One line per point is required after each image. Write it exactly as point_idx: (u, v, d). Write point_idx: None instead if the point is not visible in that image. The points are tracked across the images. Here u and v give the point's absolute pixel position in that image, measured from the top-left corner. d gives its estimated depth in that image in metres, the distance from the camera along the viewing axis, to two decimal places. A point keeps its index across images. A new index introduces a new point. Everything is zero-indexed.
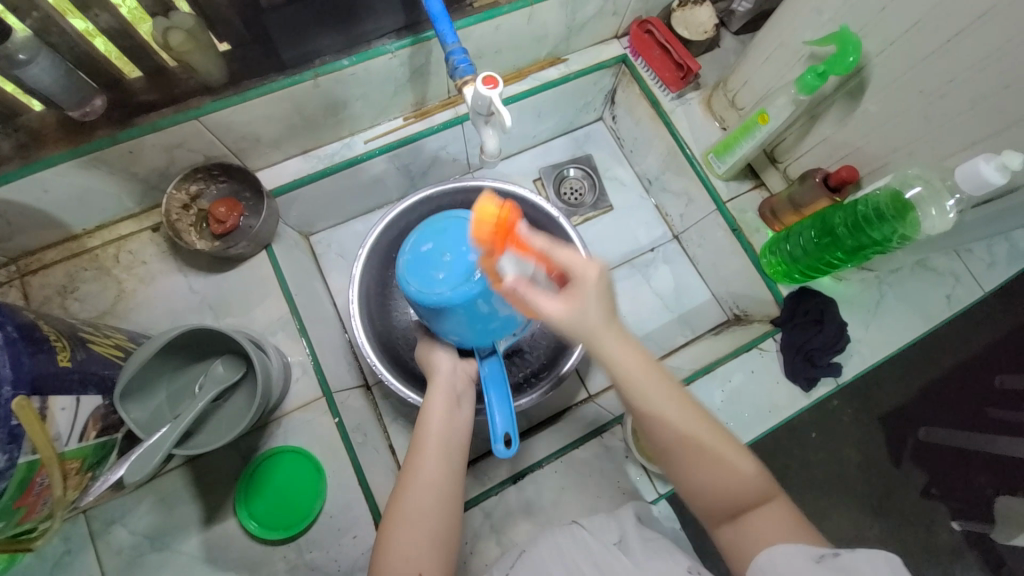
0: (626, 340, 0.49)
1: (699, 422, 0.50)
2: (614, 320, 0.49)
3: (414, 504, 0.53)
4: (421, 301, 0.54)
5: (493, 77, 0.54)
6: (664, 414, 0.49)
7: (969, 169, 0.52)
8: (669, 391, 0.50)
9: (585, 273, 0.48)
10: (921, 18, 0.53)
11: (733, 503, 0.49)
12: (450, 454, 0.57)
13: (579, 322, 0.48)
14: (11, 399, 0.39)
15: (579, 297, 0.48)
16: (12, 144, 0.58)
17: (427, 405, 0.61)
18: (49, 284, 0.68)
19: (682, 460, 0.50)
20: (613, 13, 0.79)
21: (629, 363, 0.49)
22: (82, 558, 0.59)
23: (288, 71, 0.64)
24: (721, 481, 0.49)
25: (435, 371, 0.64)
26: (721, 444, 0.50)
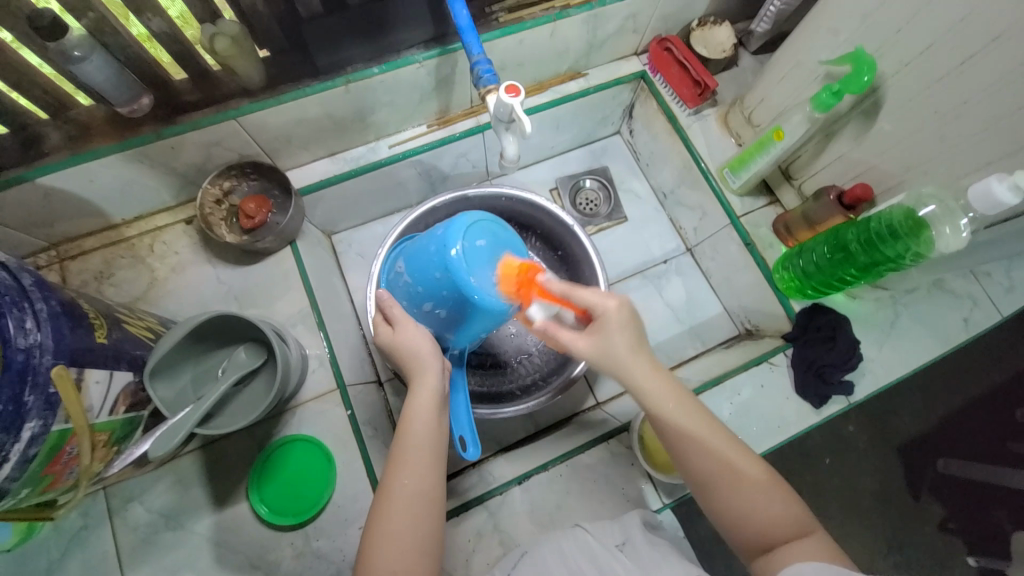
0: (653, 365, 0.53)
1: (731, 447, 0.51)
2: (639, 351, 0.53)
3: (398, 516, 0.50)
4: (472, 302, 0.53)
5: (516, 86, 0.56)
6: (698, 442, 0.51)
7: (982, 188, 0.52)
8: (701, 419, 0.52)
9: (607, 309, 0.53)
10: (936, 40, 0.54)
11: (768, 532, 0.48)
12: (435, 460, 0.55)
13: (608, 355, 0.53)
14: (50, 367, 0.42)
15: (602, 333, 0.53)
16: (63, 135, 0.62)
17: (410, 406, 0.57)
18: (87, 269, 0.72)
19: (716, 491, 0.50)
20: (633, 31, 0.82)
21: (658, 393, 0.52)
22: (99, 533, 0.61)
23: (322, 77, 0.68)
24: (756, 512, 0.49)
25: (421, 369, 0.59)
26: (751, 471, 0.50)
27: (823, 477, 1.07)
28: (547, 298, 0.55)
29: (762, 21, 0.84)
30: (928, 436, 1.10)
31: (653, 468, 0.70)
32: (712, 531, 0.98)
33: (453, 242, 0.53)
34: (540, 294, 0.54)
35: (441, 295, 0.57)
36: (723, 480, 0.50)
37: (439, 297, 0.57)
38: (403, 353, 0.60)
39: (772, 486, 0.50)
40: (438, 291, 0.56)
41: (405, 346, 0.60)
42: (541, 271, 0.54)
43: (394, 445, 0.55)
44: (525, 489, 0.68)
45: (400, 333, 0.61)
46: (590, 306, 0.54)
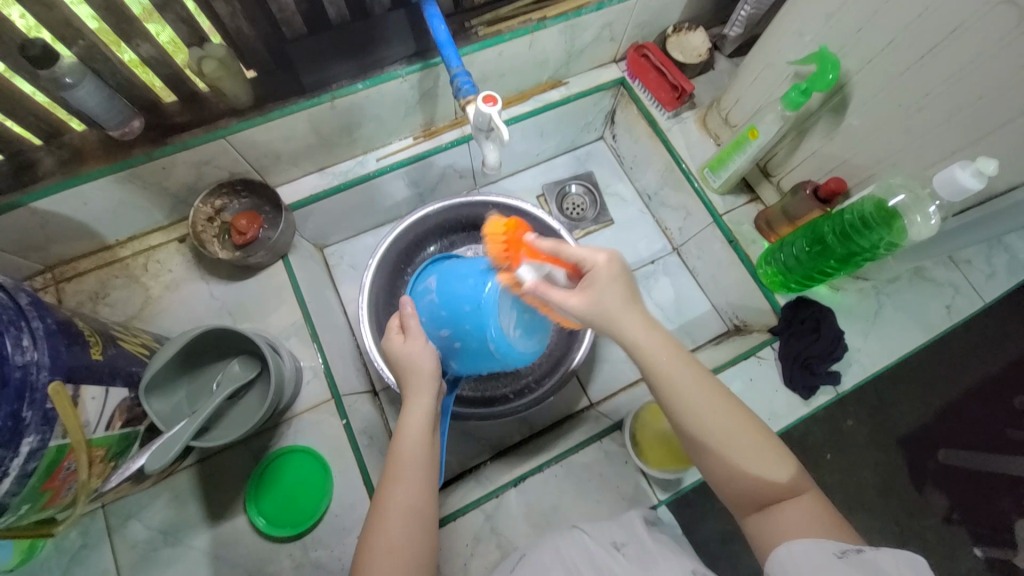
0: (647, 321, 0.52)
1: (725, 407, 0.51)
2: (633, 303, 0.52)
3: (393, 532, 0.50)
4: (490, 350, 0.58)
5: (493, 96, 0.58)
6: (692, 401, 0.50)
7: (946, 176, 0.54)
8: (698, 379, 0.51)
9: (597, 263, 0.52)
10: (895, 37, 0.57)
11: (761, 492, 0.49)
12: (429, 475, 0.55)
13: (603, 312, 0.51)
14: (48, 384, 0.43)
15: (595, 288, 0.51)
16: (56, 160, 0.64)
17: (403, 422, 0.57)
18: (82, 290, 0.73)
19: (711, 451, 0.50)
20: (610, 39, 0.84)
21: (654, 349, 0.50)
22: (98, 551, 0.62)
23: (308, 95, 0.70)
24: (748, 474, 0.49)
25: (413, 385, 0.59)
26: (748, 430, 0.50)
27: (825, 473, 1.06)
28: (537, 256, 0.55)
29: (735, 25, 0.87)
30: (927, 426, 1.10)
31: (647, 465, 0.70)
32: (715, 530, 0.98)
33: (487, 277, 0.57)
34: (529, 254, 0.56)
35: (461, 328, 0.59)
36: (718, 442, 0.50)
37: (458, 330, 0.60)
38: (401, 365, 0.60)
39: (766, 446, 0.50)
40: (461, 324, 0.59)
41: (402, 360, 0.60)
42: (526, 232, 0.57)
43: (387, 461, 0.55)
44: (521, 491, 0.68)
45: (402, 347, 0.60)
46: (581, 261, 0.53)
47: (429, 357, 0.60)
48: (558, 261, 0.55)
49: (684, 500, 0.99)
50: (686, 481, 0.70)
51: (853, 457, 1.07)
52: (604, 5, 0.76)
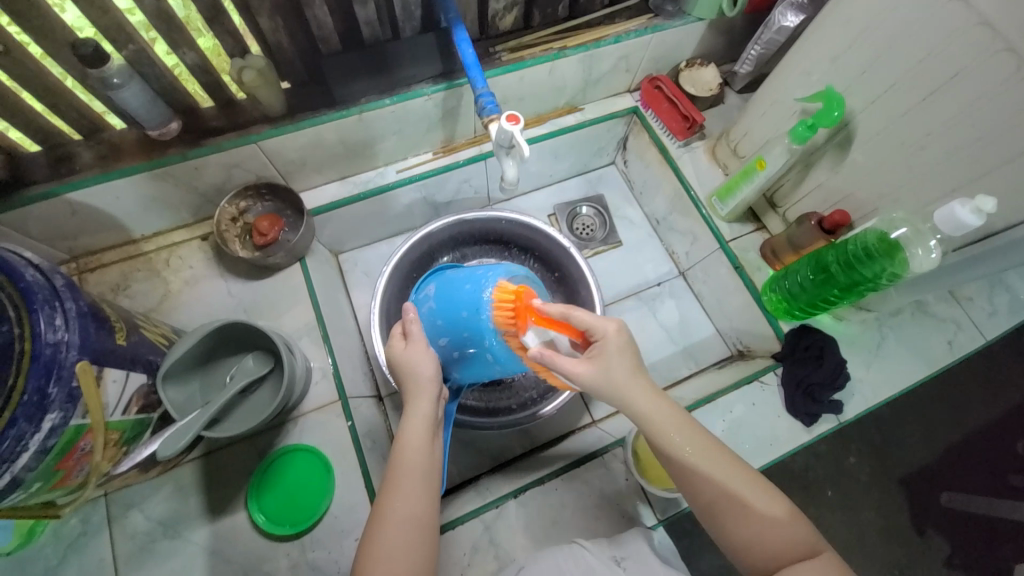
0: (652, 390, 0.53)
1: (730, 469, 0.51)
2: (638, 372, 0.53)
3: (393, 540, 0.50)
4: (487, 355, 0.59)
5: (516, 115, 0.61)
6: (698, 467, 0.51)
7: (946, 212, 0.56)
8: (707, 449, 0.52)
9: (606, 332, 0.53)
10: (898, 79, 0.60)
11: (774, 554, 0.48)
12: (429, 482, 0.55)
13: (613, 381, 0.52)
14: (75, 362, 0.44)
15: (602, 358, 0.52)
16: (94, 154, 0.67)
17: (403, 430, 0.57)
18: (105, 281, 0.75)
19: (723, 516, 0.50)
20: (625, 70, 0.88)
21: (661, 422, 0.52)
22: (97, 540, 0.62)
23: (338, 106, 0.73)
24: (758, 536, 0.49)
25: (413, 391, 0.59)
26: (756, 492, 0.50)
27: (825, 511, 1.05)
28: (543, 322, 0.54)
29: (745, 63, 0.90)
30: (930, 468, 1.09)
31: (649, 483, 0.70)
32: (713, 563, 0.96)
33: (484, 285, 0.57)
34: (536, 321, 0.54)
35: (458, 335, 0.61)
36: (728, 508, 0.50)
37: (456, 336, 0.61)
38: (402, 369, 0.60)
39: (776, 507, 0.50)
40: (459, 330, 0.60)
41: (407, 364, 0.60)
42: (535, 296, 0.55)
43: (388, 470, 0.55)
44: (521, 503, 0.68)
45: (405, 352, 0.61)
46: (589, 329, 0.54)
47: (430, 362, 0.60)
48: (567, 327, 0.54)
49: (683, 530, 0.97)
50: (685, 503, 0.70)
51: (854, 495, 1.06)
52: (622, 38, 0.80)
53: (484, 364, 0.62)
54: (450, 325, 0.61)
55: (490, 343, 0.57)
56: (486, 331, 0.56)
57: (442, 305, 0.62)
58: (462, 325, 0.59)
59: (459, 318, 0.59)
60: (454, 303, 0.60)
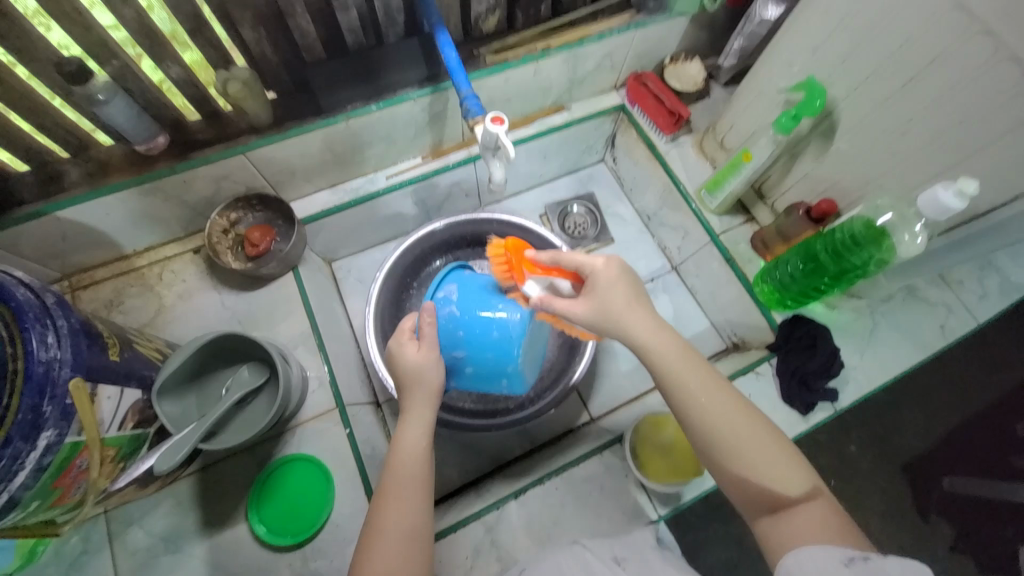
0: (654, 321, 0.52)
1: (727, 404, 0.49)
2: (636, 301, 0.53)
3: (389, 553, 0.49)
4: (501, 380, 0.66)
5: (501, 116, 0.62)
6: (697, 399, 0.49)
7: (929, 197, 0.57)
8: (716, 386, 0.50)
9: (595, 266, 0.54)
10: (878, 67, 0.61)
11: (769, 493, 0.47)
12: (426, 493, 0.54)
13: (620, 305, 0.52)
14: (68, 380, 0.44)
15: (598, 292, 0.53)
16: (82, 172, 0.67)
17: (399, 440, 0.57)
18: (98, 298, 0.75)
19: (718, 452, 0.48)
20: (610, 68, 0.89)
21: (665, 354, 0.51)
22: (99, 557, 0.62)
23: (324, 114, 0.74)
24: (755, 473, 0.47)
25: (410, 403, 0.59)
26: (753, 428, 0.48)
27: None
28: (536, 270, 0.59)
29: (729, 56, 0.91)
30: (930, 452, 1.09)
31: (647, 478, 0.70)
32: (718, 557, 0.96)
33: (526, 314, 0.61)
34: (529, 269, 0.60)
35: (479, 355, 0.63)
36: (721, 443, 0.48)
37: (477, 356, 0.64)
38: (404, 378, 0.60)
39: (781, 454, 0.48)
40: (484, 351, 0.63)
41: (405, 373, 0.60)
42: (526, 248, 0.61)
43: (382, 482, 0.54)
44: (521, 503, 0.68)
45: (405, 359, 0.60)
46: (582, 266, 0.55)
47: (434, 371, 0.60)
48: (561, 269, 0.58)
49: (687, 525, 0.97)
50: (687, 496, 0.70)
51: (856, 482, 1.06)
52: (605, 36, 0.80)
53: (492, 381, 0.67)
54: (472, 342, 0.63)
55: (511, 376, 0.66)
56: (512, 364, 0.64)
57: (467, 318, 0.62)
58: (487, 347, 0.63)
59: (487, 339, 0.62)
60: (485, 325, 0.62)
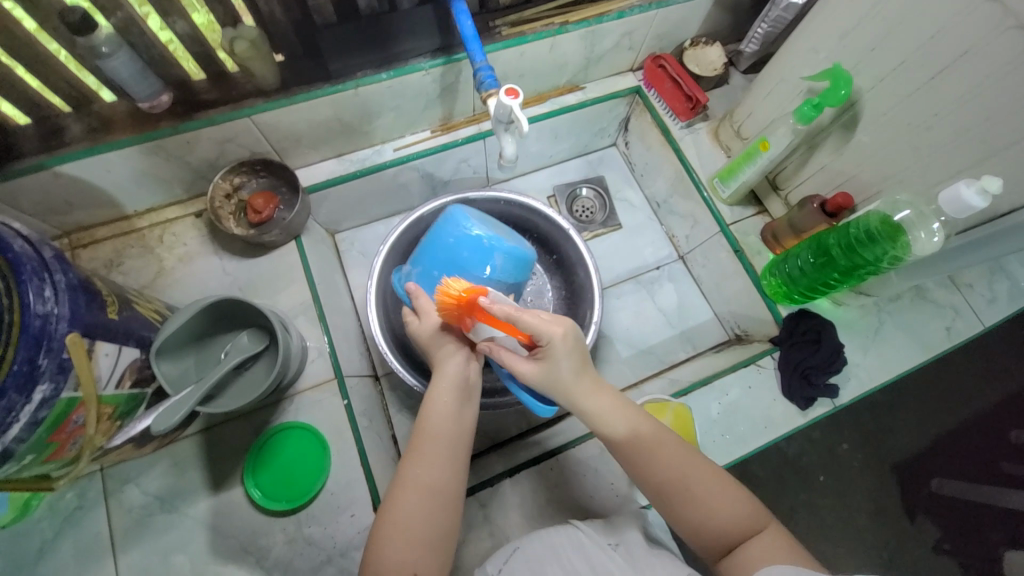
0: (603, 389, 0.55)
1: (673, 455, 0.53)
2: (584, 370, 0.55)
3: (413, 510, 0.50)
4: (495, 253, 0.62)
5: (515, 88, 0.60)
6: (642, 457, 0.53)
7: (951, 194, 0.56)
8: (661, 442, 0.54)
9: (551, 338, 0.52)
10: (907, 58, 0.59)
11: (725, 536, 0.50)
12: (453, 449, 0.54)
13: (551, 380, 0.54)
14: (66, 334, 0.44)
15: (546, 361, 0.54)
16: (83, 127, 0.65)
17: (431, 395, 0.57)
18: (97, 258, 0.75)
19: (675, 501, 0.52)
20: (628, 48, 0.86)
21: (610, 418, 0.55)
22: (94, 514, 0.62)
23: (333, 81, 0.72)
24: (712, 520, 0.51)
25: (441, 356, 0.59)
26: (698, 476, 0.52)
27: (817, 495, 1.06)
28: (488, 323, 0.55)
29: (751, 42, 0.89)
30: (923, 454, 1.09)
31: None
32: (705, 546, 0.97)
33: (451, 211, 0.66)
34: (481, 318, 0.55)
35: (461, 259, 0.63)
36: (672, 495, 0.52)
37: (458, 267, 0.63)
38: (427, 340, 0.60)
39: (727, 489, 0.52)
40: (459, 253, 0.63)
41: (428, 336, 0.60)
42: (483, 294, 0.53)
43: (411, 437, 0.55)
44: (516, 481, 0.69)
45: (423, 324, 0.61)
46: (535, 333, 0.52)
47: (452, 324, 0.60)
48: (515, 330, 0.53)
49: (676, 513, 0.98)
50: None
51: (846, 480, 1.07)
52: (625, 13, 0.78)
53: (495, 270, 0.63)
54: (444, 264, 0.64)
55: (494, 239, 0.62)
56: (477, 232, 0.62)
57: (427, 262, 0.66)
58: (459, 249, 0.63)
59: (458, 255, 0.63)
60: (442, 251, 0.64)
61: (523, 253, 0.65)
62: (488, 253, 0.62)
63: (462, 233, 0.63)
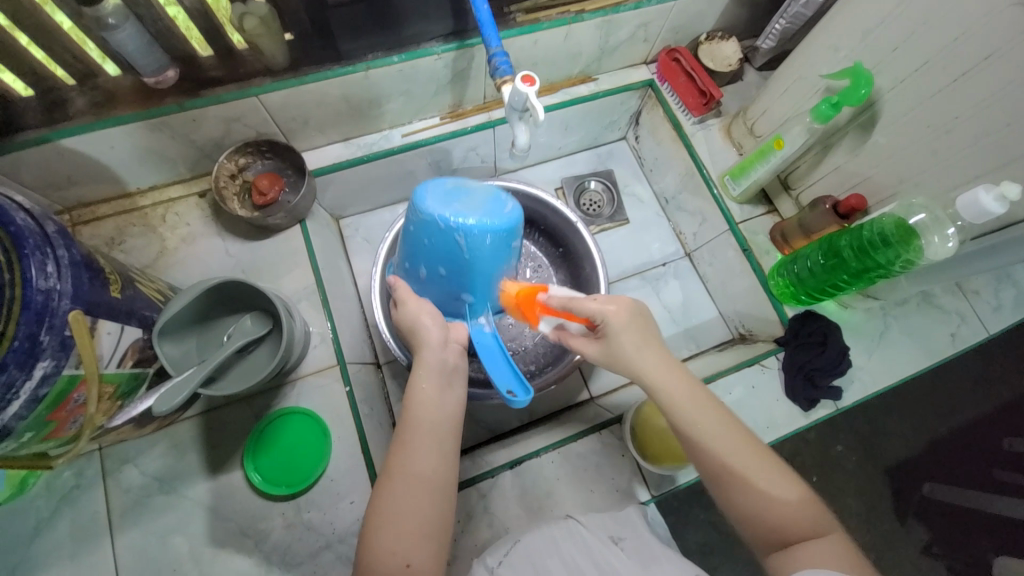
0: (666, 363, 0.54)
1: (734, 434, 0.50)
2: (647, 347, 0.54)
3: (399, 500, 0.49)
4: (455, 237, 0.56)
5: (531, 75, 0.59)
6: (702, 428, 0.50)
7: (969, 198, 0.55)
8: (720, 417, 0.51)
9: (607, 315, 0.54)
10: (931, 58, 0.57)
11: (781, 526, 0.46)
12: (435, 436, 0.52)
13: (615, 352, 0.55)
14: (68, 311, 0.43)
15: (607, 338, 0.55)
16: (87, 101, 0.64)
17: (414, 382, 0.56)
18: (99, 235, 0.73)
19: (730, 481, 0.48)
20: (643, 40, 0.85)
21: (672, 391, 0.52)
22: (92, 493, 0.62)
23: (343, 62, 0.70)
24: (766, 503, 0.46)
25: (423, 342, 0.59)
26: (755, 458, 0.49)
27: None
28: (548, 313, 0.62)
29: (768, 38, 0.87)
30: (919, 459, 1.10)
31: (643, 460, 0.70)
32: None
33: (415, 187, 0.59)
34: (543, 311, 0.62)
35: (428, 245, 0.59)
36: (732, 477, 0.48)
37: (429, 251, 0.60)
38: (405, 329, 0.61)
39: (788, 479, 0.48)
40: (424, 240, 0.59)
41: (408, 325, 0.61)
42: (541, 292, 0.62)
43: (397, 426, 0.54)
44: (516, 474, 0.69)
45: (405, 310, 0.62)
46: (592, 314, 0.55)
47: (429, 312, 0.61)
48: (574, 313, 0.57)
49: None
50: (680, 479, 0.71)
51: (841, 481, 1.08)
52: (643, 3, 0.76)
53: (464, 253, 0.57)
54: (416, 250, 0.61)
55: (450, 221, 0.55)
56: (431, 216, 0.56)
57: (404, 249, 0.64)
58: (425, 236, 0.58)
59: (421, 242, 0.59)
60: (411, 240, 0.61)
61: (491, 226, 0.55)
62: (451, 237, 0.56)
63: (421, 218, 0.57)
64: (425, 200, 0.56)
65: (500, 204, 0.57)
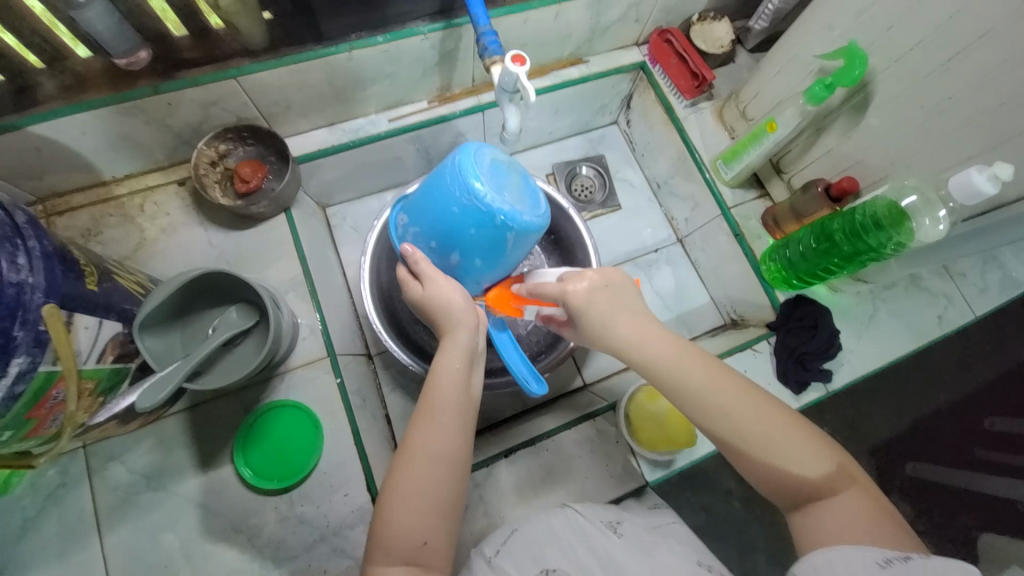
0: (643, 326, 0.51)
1: (724, 390, 0.48)
2: (616, 315, 0.51)
3: (422, 478, 0.48)
4: (507, 233, 0.50)
5: (522, 55, 0.57)
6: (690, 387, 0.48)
7: (961, 179, 0.55)
8: (712, 373, 0.49)
9: (568, 297, 0.53)
10: (924, 37, 0.57)
11: (794, 486, 0.45)
12: (463, 418, 0.51)
13: (587, 324, 0.53)
14: (41, 306, 0.41)
15: (578, 317, 0.53)
16: (57, 85, 0.61)
17: (440, 362, 0.53)
18: (74, 226, 0.70)
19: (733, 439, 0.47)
20: (635, 20, 0.83)
21: (653, 352, 0.50)
22: (77, 491, 0.60)
23: (325, 42, 0.68)
24: (773, 462, 0.45)
25: (453, 322, 0.55)
26: (754, 412, 0.47)
27: None
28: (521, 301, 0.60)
29: (761, 18, 0.86)
30: None
31: (638, 444, 0.71)
32: None
33: (456, 161, 0.50)
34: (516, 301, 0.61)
35: (461, 232, 0.51)
36: (729, 431, 0.47)
37: (458, 237, 0.52)
38: (431, 307, 0.56)
39: (797, 435, 0.46)
40: (460, 226, 0.51)
41: (432, 302, 0.56)
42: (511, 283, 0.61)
43: (420, 403, 0.52)
44: (511, 462, 0.68)
45: (424, 293, 0.56)
46: (558, 299, 0.54)
47: (458, 290, 0.56)
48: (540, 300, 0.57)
49: None
50: (677, 462, 0.72)
51: None
52: None
53: (501, 247, 0.53)
54: (447, 234, 0.53)
55: (510, 217, 0.49)
56: (488, 208, 0.49)
57: (424, 223, 0.54)
58: (463, 224, 0.51)
59: (456, 226, 0.51)
60: (442, 219, 0.52)
61: (541, 226, 0.52)
62: (498, 232, 0.50)
63: (469, 203, 0.49)
64: (481, 185, 0.48)
65: (540, 201, 0.53)
